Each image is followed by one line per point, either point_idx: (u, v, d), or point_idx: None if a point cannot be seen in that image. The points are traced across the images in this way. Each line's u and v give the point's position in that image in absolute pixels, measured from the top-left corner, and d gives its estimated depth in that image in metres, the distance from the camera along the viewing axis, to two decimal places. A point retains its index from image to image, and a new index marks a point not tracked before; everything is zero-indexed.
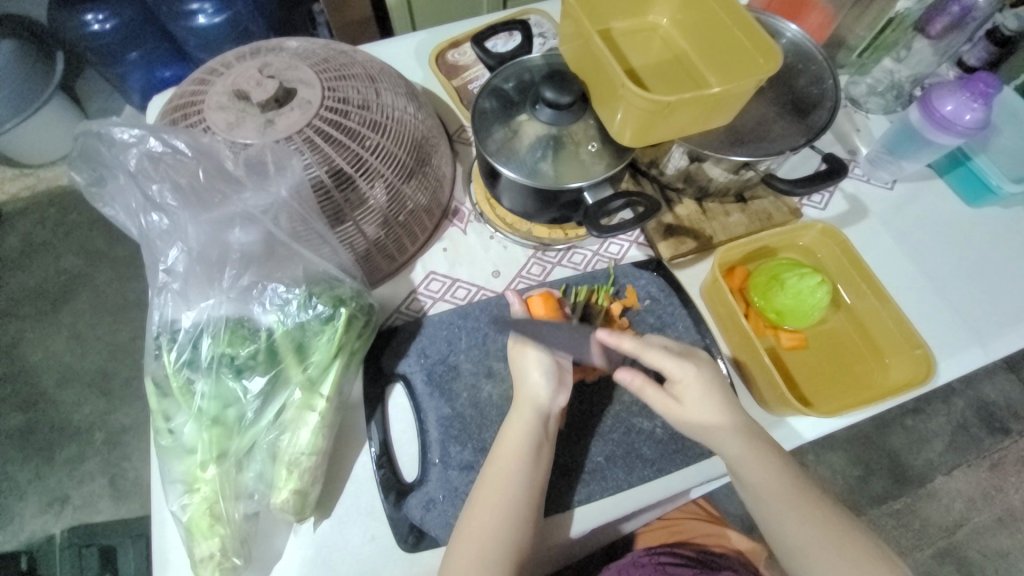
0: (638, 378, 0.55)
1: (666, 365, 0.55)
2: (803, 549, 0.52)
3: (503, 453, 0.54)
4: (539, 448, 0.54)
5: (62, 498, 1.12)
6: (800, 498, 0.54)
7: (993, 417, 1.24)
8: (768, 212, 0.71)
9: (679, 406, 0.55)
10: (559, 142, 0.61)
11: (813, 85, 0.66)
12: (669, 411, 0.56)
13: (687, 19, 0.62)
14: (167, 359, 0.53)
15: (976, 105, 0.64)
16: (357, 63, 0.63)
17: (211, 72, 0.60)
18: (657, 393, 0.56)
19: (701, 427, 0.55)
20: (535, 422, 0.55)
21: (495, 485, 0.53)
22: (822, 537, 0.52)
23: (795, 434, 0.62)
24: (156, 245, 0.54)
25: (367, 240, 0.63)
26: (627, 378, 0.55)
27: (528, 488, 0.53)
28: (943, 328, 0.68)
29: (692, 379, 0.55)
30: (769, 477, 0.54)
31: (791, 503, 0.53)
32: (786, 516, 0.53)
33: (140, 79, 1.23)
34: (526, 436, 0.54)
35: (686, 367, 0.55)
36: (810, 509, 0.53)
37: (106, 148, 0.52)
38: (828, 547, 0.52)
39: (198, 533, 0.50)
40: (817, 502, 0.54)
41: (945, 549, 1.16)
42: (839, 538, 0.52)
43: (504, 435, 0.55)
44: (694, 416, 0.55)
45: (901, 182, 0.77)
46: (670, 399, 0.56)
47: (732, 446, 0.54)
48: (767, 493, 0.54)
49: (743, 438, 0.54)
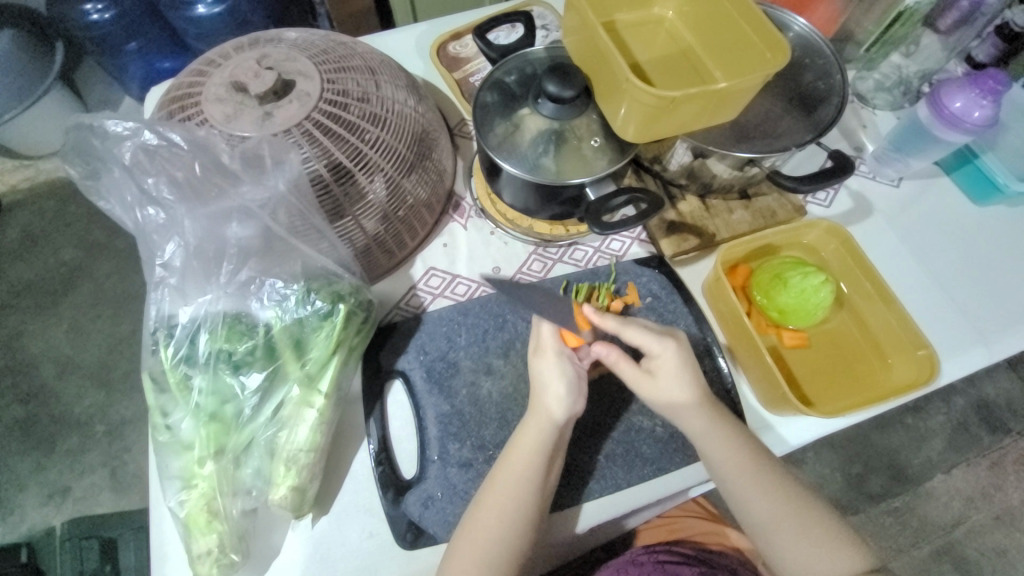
0: (613, 353, 0.56)
1: (646, 340, 0.56)
2: (771, 530, 0.53)
3: (514, 460, 0.53)
4: (551, 456, 0.54)
5: (62, 490, 1.12)
6: (769, 481, 0.54)
7: (993, 416, 1.24)
8: (773, 210, 0.70)
9: (652, 380, 0.56)
10: (561, 137, 0.60)
11: (820, 80, 0.65)
12: (641, 386, 0.56)
13: (693, 11, 0.61)
14: (164, 355, 0.52)
15: (984, 102, 0.63)
16: (357, 54, 0.62)
17: (209, 63, 0.59)
18: (631, 367, 0.56)
19: (672, 407, 0.55)
20: (549, 431, 0.54)
21: (503, 493, 0.52)
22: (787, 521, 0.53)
23: (782, 441, 0.61)
24: (152, 239, 0.53)
25: (366, 236, 0.62)
26: (600, 352, 0.56)
27: (535, 493, 0.53)
28: (948, 328, 0.67)
29: (670, 355, 0.55)
30: (737, 459, 0.54)
31: (759, 485, 0.54)
32: (754, 504, 0.53)
33: (139, 70, 1.22)
34: (539, 444, 0.54)
35: (667, 344, 0.55)
36: (777, 494, 0.53)
37: (101, 140, 0.52)
38: (791, 530, 0.52)
39: (196, 530, 0.50)
40: (786, 484, 0.54)
41: (942, 548, 1.16)
42: (806, 520, 0.53)
43: (517, 440, 0.54)
44: (667, 396, 0.55)
45: (907, 180, 0.76)
46: (644, 374, 0.56)
47: (699, 428, 0.55)
48: (734, 476, 0.54)
49: (710, 418, 0.55)
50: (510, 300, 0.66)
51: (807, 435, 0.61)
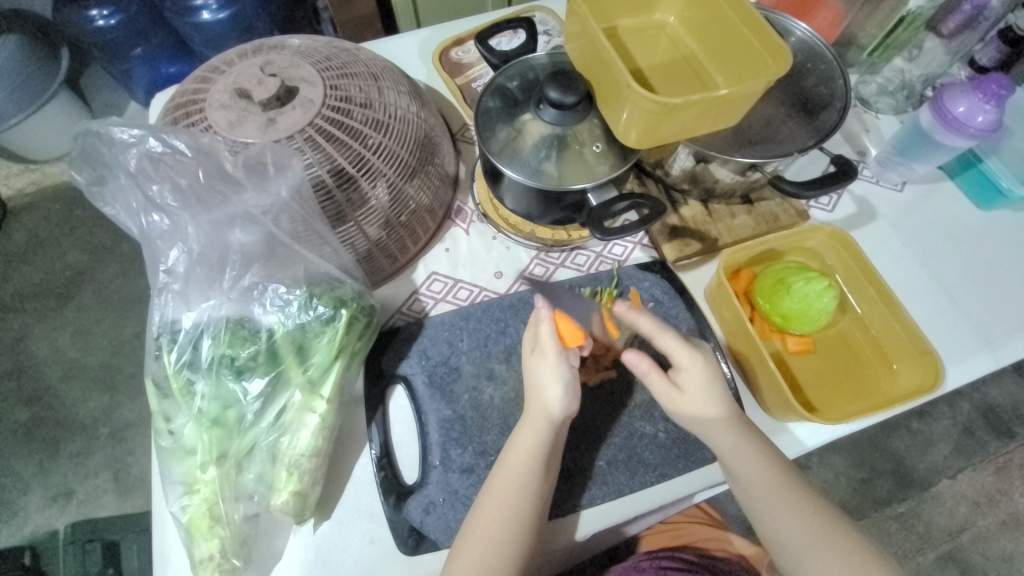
0: (644, 361, 0.56)
1: (677, 351, 0.55)
2: (798, 548, 0.51)
3: (511, 463, 0.53)
4: (548, 459, 0.54)
5: (67, 493, 1.13)
6: (795, 495, 0.53)
7: (1000, 421, 1.23)
8: (775, 214, 0.70)
9: (678, 393, 0.55)
10: (563, 142, 0.60)
11: (822, 85, 0.65)
12: (671, 400, 0.56)
13: (694, 17, 0.61)
14: (167, 360, 0.53)
15: (988, 106, 0.63)
16: (360, 60, 0.62)
17: (213, 70, 0.60)
18: (660, 378, 0.56)
19: (698, 418, 0.55)
20: (546, 432, 0.54)
21: (503, 496, 0.52)
22: (816, 538, 0.51)
23: (796, 442, 0.61)
24: (156, 245, 0.54)
25: (368, 241, 0.62)
26: (632, 360, 0.56)
27: (534, 495, 0.52)
28: (953, 333, 0.67)
29: (699, 367, 0.55)
30: (763, 471, 0.54)
31: (786, 499, 0.53)
32: (781, 522, 0.53)
33: (144, 75, 1.23)
34: (534, 446, 0.54)
35: (697, 357, 0.55)
36: (804, 512, 0.53)
37: (106, 147, 0.52)
38: (820, 550, 0.51)
39: (198, 535, 0.50)
40: (812, 500, 0.53)
41: (949, 554, 1.15)
42: (836, 540, 0.51)
43: (514, 442, 0.54)
44: (693, 408, 0.55)
45: (910, 184, 0.76)
46: (672, 386, 0.56)
47: (725, 440, 0.55)
48: (760, 489, 0.53)
49: (736, 429, 0.55)
50: (512, 305, 0.66)
51: (810, 441, 0.61)
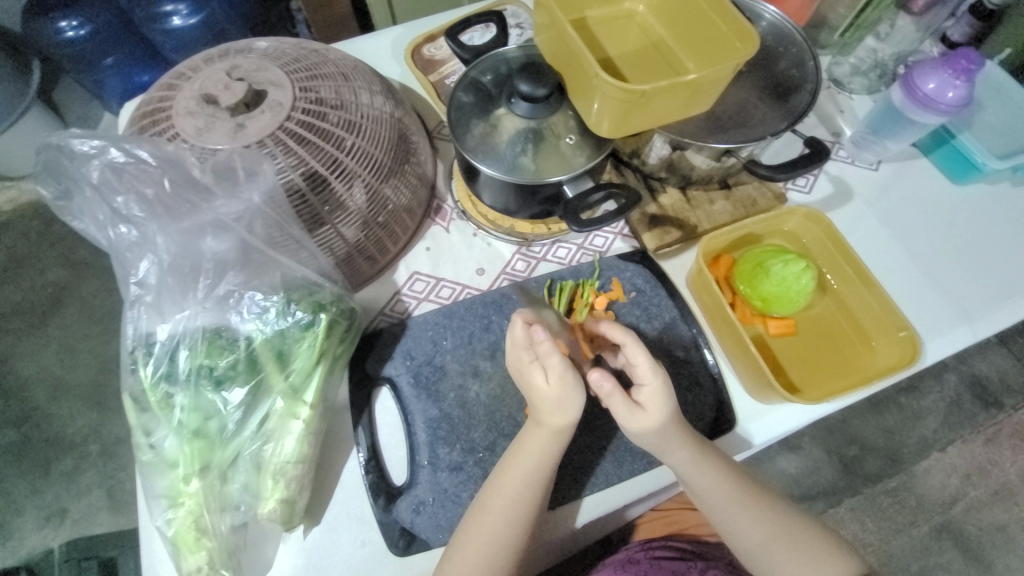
0: (607, 383, 0.51)
1: (642, 368, 0.51)
2: (763, 549, 0.53)
3: (517, 470, 0.52)
4: (554, 467, 0.53)
5: (60, 512, 1.11)
6: (755, 503, 0.54)
7: (987, 392, 1.25)
8: (753, 199, 0.70)
9: (643, 413, 0.52)
10: (539, 136, 0.60)
11: (794, 67, 0.65)
12: (633, 421, 0.52)
13: (663, 4, 0.61)
14: (144, 373, 0.52)
15: (958, 81, 0.63)
16: (329, 61, 0.61)
17: (179, 76, 0.59)
18: (623, 399, 0.52)
19: (656, 440, 0.53)
20: (555, 440, 0.53)
21: (502, 496, 0.52)
22: (775, 535, 0.53)
23: (745, 438, 0.61)
24: (126, 258, 0.53)
25: (346, 243, 0.62)
26: (597, 381, 0.51)
27: (539, 499, 0.53)
28: (930, 308, 0.68)
29: (659, 387, 0.51)
30: (721, 483, 0.54)
31: (745, 507, 0.54)
32: (743, 527, 0.54)
33: (117, 85, 1.20)
34: (542, 454, 0.53)
35: (659, 375, 0.51)
36: (763, 514, 0.54)
37: (69, 160, 0.51)
38: (781, 546, 0.53)
39: (185, 548, 0.50)
40: (770, 501, 0.55)
41: (941, 525, 1.17)
42: (797, 537, 0.53)
43: (522, 450, 0.53)
44: (649, 430, 0.52)
45: (885, 163, 0.77)
46: (636, 407, 0.52)
47: (682, 458, 0.53)
48: (721, 502, 0.54)
49: (691, 448, 0.54)
50: (495, 301, 0.66)
51: (792, 423, 0.61)
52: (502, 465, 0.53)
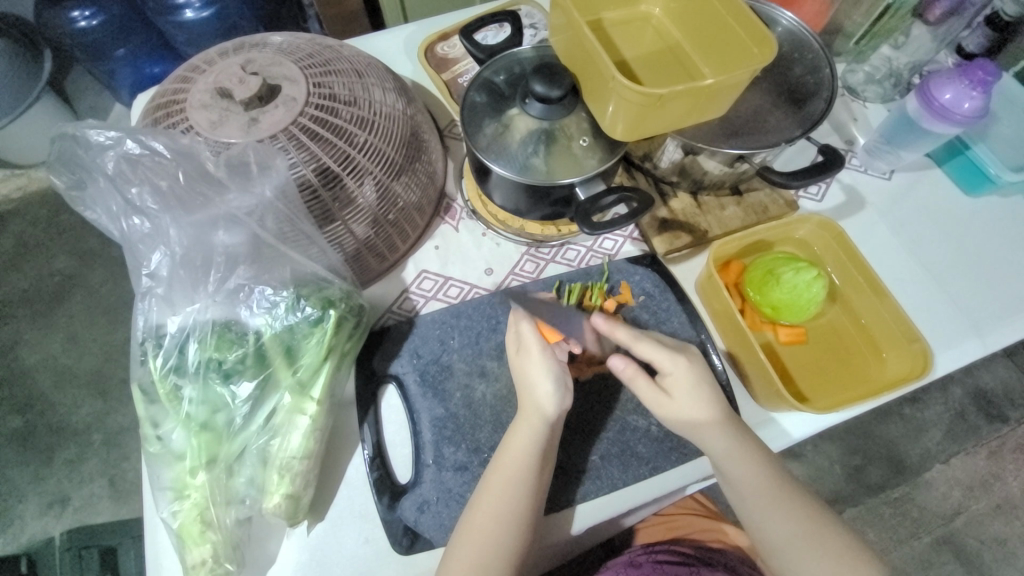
0: (629, 367, 0.55)
1: (657, 357, 0.55)
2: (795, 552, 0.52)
3: (505, 463, 0.53)
4: (544, 458, 0.53)
5: (62, 500, 1.12)
6: (784, 495, 0.54)
7: (991, 405, 1.24)
8: (764, 205, 0.70)
9: (669, 399, 0.55)
10: (552, 137, 0.60)
11: (809, 74, 0.65)
12: (661, 406, 0.55)
13: (680, 8, 0.61)
14: (153, 365, 0.52)
15: (975, 93, 0.63)
16: (343, 57, 0.61)
17: (193, 69, 0.59)
18: (647, 385, 0.55)
19: (689, 414, 0.54)
20: (541, 430, 0.54)
21: (497, 492, 0.52)
22: (808, 539, 0.52)
23: (784, 433, 0.61)
24: (138, 249, 0.53)
25: (356, 240, 0.62)
26: (618, 365, 0.55)
27: (531, 494, 0.52)
28: (942, 320, 0.67)
29: (682, 370, 0.55)
30: (758, 478, 0.53)
31: (775, 496, 0.53)
32: (776, 528, 0.53)
33: (128, 76, 1.21)
34: (527, 446, 0.53)
35: (679, 360, 0.55)
36: (797, 517, 0.53)
37: (84, 151, 0.51)
38: (814, 548, 0.52)
39: (189, 540, 0.50)
40: (805, 504, 0.54)
41: (943, 537, 1.16)
42: (823, 535, 0.52)
43: (508, 442, 0.54)
44: (686, 410, 0.54)
45: (898, 172, 0.76)
46: (660, 393, 0.55)
47: (721, 446, 0.54)
48: (752, 486, 0.53)
49: (731, 434, 0.54)
50: (503, 302, 0.66)
51: (808, 428, 0.61)
52: (496, 461, 0.54)
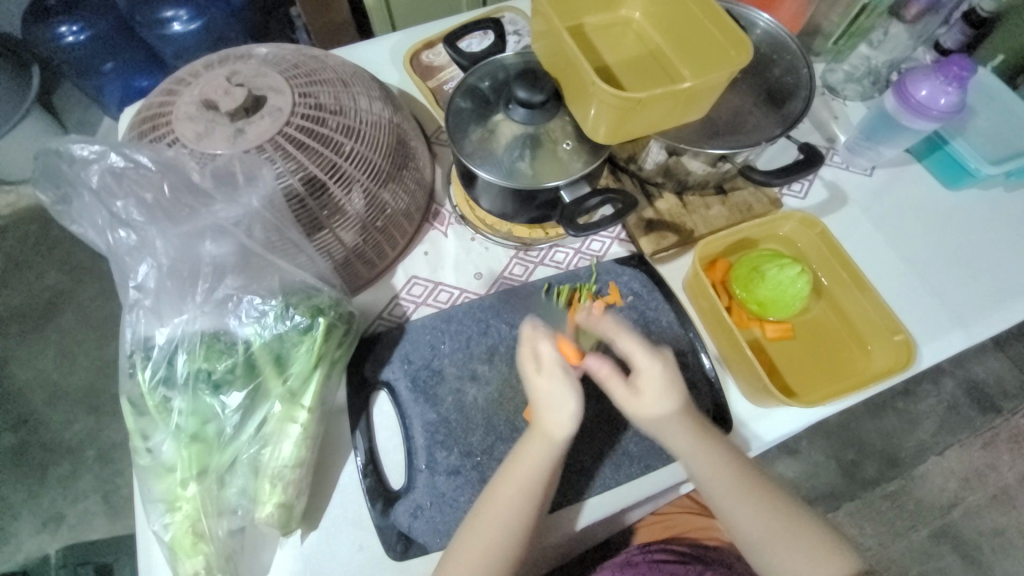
0: (606, 366, 0.55)
1: (633, 353, 0.55)
2: (760, 541, 0.52)
3: (513, 478, 0.52)
4: (551, 477, 0.53)
5: (56, 517, 1.11)
6: (753, 490, 0.54)
7: (983, 396, 1.25)
8: (749, 204, 0.71)
9: (638, 397, 0.55)
10: (536, 141, 0.61)
11: (788, 74, 0.66)
12: (629, 404, 0.55)
13: (659, 12, 0.62)
14: (142, 378, 0.52)
15: (949, 88, 0.64)
16: (328, 67, 0.62)
17: (179, 82, 0.59)
18: (621, 382, 0.55)
19: (657, 422, 0.55)
20: (552, 450, 0.53)
21: (502, 508, 0.52)
22: (774, 528, 0.52)
23: (758, 436, 0.62)
24: (125, 262, 0.53)
25: (344, 248, 0.62)
26: (593, 363, 0.55)
27: (536, 509, 0.53)
28: (924, 312, 0.68)
29: (655, 369, 0.54)
30: (721, 471, 0.54)
31: (744, 495, 0.53)
32: (742, 519, 0.53)
33: (118, 90, 1.21)
34: (540, 462, 0.53)
35: (653, 359, 0.54)
36: (762, 507, 0.53)
37: (69, 165, 0.51)
38: (779, 538, 0.52)
39: (182, 553, 0.50)
40: (771, 495, 0.54)
41: (940, 529, 1.17)
42: (790, 526, 0.52)
43: (517, 458, 0.53)
44: (655, 408, 0.54)
45: (880, 168, 0.77)
46: (630, 391, 0.55)
47: (681, 442, 0.55)
48: (721, 491, 0.54)
49: (692, 430, 0.54)
50: (493, 305, 0.66)
51: (789, 429, 0.62)
52: (500, 475, 0.53)
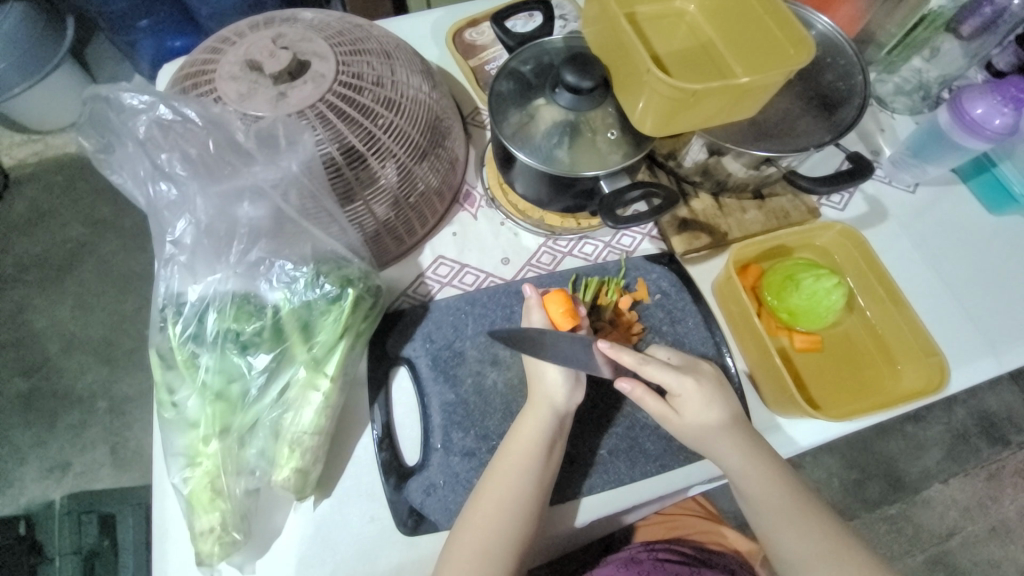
0: (638, 388, 0.54)
1: (667, 380, 0.54)
2: (804, 564, 0.51)
3: (514, 448, 0.54)
4: (551, 446, 0.54)
5: (63, 465, 1.13)
6: (798, 508, 0.53)
7: (994, 429, 1.23)
8: (786, 211, 0.69)
9: (676, 417, 0.55)
10: (576, 129, 0.60)
11: (841, 81, 0.64)
12: (667, 420, 0.55)
13: (715, 7, 0.60)
14: (172, 332, 0.52)
15: (1006, 109, 0.62)
16: (372, 37, 0.61)
17: (223, 40, 0.58)
18: (656, 403, 0.55)
19: (699, 434, 0.55)
20: (550, 420, 0.54)
21: (505, 481, 0.52)
22: (820, 550, 0.51)
23: (790, 441, 0.61)
24: (163, 216, 0.53)
25: (376, 221, 0.61)
26: (626, 388, 0.54)
27: (536, 484, 0.53)
28: (957, 336, 0.67)
29: (690, 393, 0.54)
30: (765, 485, 0.53)
31: (790, 513, 0.53)
32: (786, 538, 0.52)
33: (150, 48, 1.20)
34: (541, 431, 0.54)
35: (687, 382, 0.54)
36: (809, 528, 0.52)
37: (115, 114, 0.52)
38: (826, 561, 0.51)
39: (199, 507, 0.50)
40: (817, 517, 0.53)
41: (937, 557, 1.16)
42: (836, 548, 0.51)
43: (517, 429, 0.55)
44: (697, 418, 0.54)
45: (922, 186, 0.75)
46: (668, 411, 0.55)
47: (726, 453, 0.54)
48: (764, 507, 0.53)
49: (737, 442, 0.54)
50: (519, 291, 0.66)
51: (815, 437, 0.61)
52: (503, 446, 0.55)
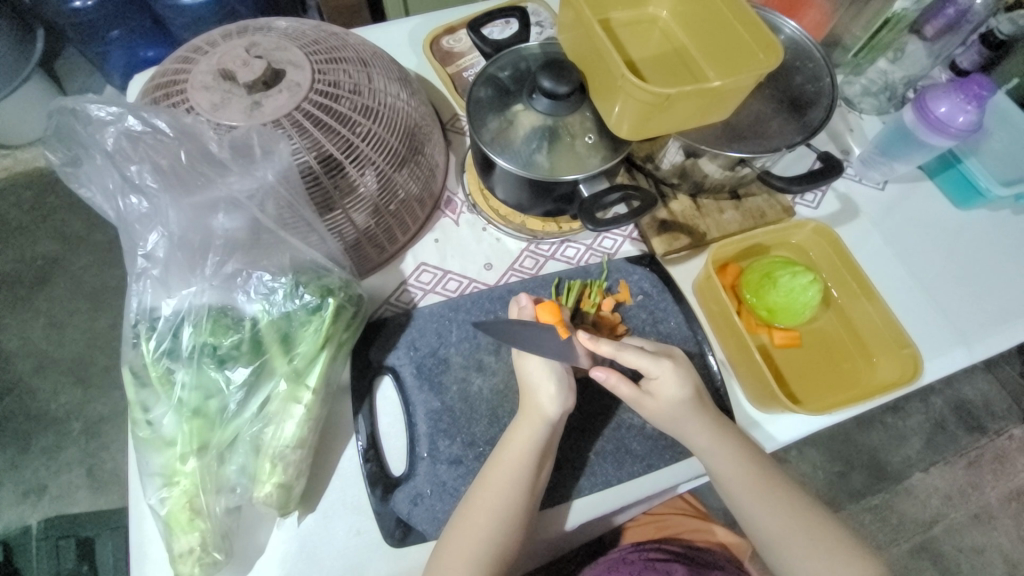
0: (612, 376, 0.55)
1: (643, 365, 0.55)
2: (781, 543, 0.54)
3: (506, 458, 0.53)
4: (543, 453, 0.54)
5: (38, 489, 1.09)
6: (772, 490, 0.55)
7: (971, 417, 1.27)
8: (762, 210, 0.71)
9: (652, 400, 0.55)
10: (555, 134, 0.60)
11: (810, 83, 0.66)
12: (642, 406, 0.56)
13: (687, 13, 0.61)
14: (146, 348, 0.51)
15: (969, 107, 0.65)
16: (348, 45, 0.61)
17: (195, 50, 0.58)
18: (629, 388, 0.55)
19: (674, 422, 0.55)
20: (541, 429, 0.54)
21: (495, 489, 0.52)
22: (795, 529, 0.54)
23: (768, 437, 0.62)
24: (134, 230, 0.52)
25: (356, 229, 0.61)
26: (601, 376, 0.55)
27: (526, 493, 0.52)
28: (929, 328, 0.69)
29: (666, 375, 0.55)
30: (741, 470, 0.55)
31: (765, 495, 0.54)
32: (764, 520, 0.54)
33: (121, 59, 1.18)
34: (531, 440, 0.54)
35: (663, 364, 0.55)
36: (785, 509, 0.54)
37: (82, 126, 0.50)
38: (801, 539, 0.53)
39: (178, 528, 0.49)
40: (792, 498, 0.55)
41: (921, 544, 1.19)
42: (811, 526, 0.54)
43: (508, 439, 0.54)
44: (674, 409, 0.55)
45: (891, 183, 0.78)
46: (642, 394, 0.55)
47: (701, 441, 0.55)
48: (742, 491, 0.55)
49: (712, 429, 0.55)
50: (502, 296, 0.66)
51: (796, 430, 0.62)
52: (494, 456, 0.54)
